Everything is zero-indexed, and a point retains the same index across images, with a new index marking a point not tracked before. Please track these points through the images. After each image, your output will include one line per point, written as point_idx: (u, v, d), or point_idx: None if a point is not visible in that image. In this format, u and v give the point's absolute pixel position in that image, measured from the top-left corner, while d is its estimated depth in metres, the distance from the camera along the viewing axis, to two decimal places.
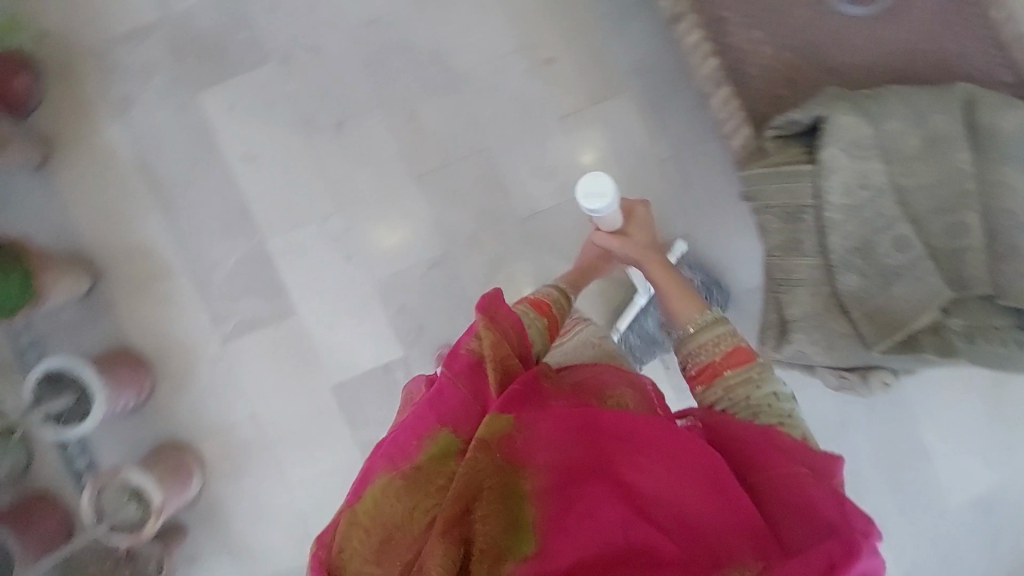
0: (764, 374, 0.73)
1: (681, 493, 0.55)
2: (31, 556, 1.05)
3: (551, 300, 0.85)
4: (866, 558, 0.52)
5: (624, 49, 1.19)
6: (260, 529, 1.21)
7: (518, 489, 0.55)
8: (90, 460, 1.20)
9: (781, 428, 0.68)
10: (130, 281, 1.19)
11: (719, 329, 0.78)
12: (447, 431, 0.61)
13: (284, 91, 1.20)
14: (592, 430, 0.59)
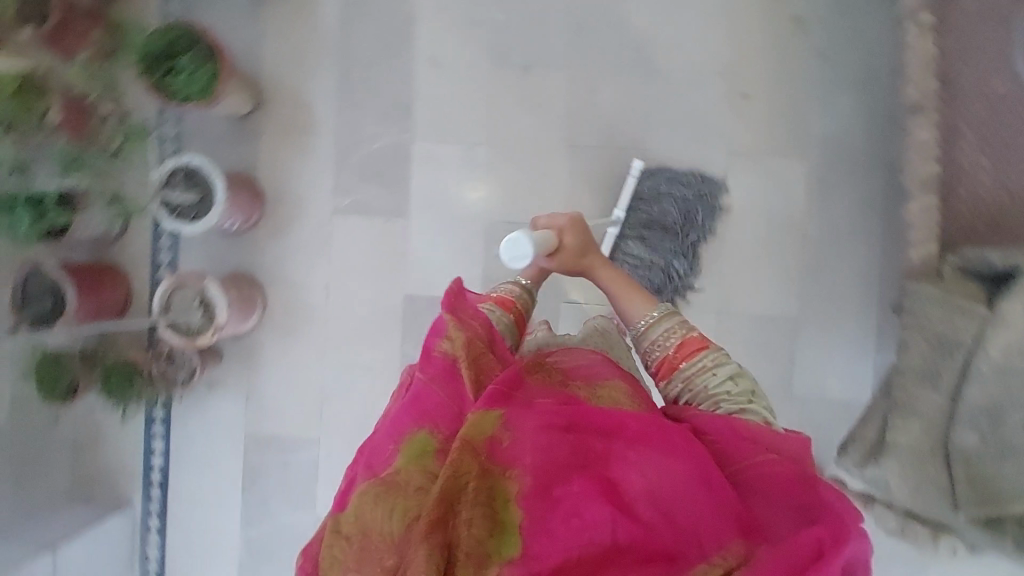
0: (718, 360, 0.77)
1: (671, 486, 0.57)
2: (79, 316, 1.11)
3: (515, 299, 0.88)
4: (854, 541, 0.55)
5: (823, 120, 1.17)
6: (287, 389, 1.26)
7: (501, 492, 0.55)
8: (173, 258, 1.22)
9: (742, 413, 0.72)
10: (282, 120, 1.23)
11: (669, 322, 0.81)
12: (425, 432, 0.61)
13: (492, 15, 1.21)
14: (573, 427, 0.60)
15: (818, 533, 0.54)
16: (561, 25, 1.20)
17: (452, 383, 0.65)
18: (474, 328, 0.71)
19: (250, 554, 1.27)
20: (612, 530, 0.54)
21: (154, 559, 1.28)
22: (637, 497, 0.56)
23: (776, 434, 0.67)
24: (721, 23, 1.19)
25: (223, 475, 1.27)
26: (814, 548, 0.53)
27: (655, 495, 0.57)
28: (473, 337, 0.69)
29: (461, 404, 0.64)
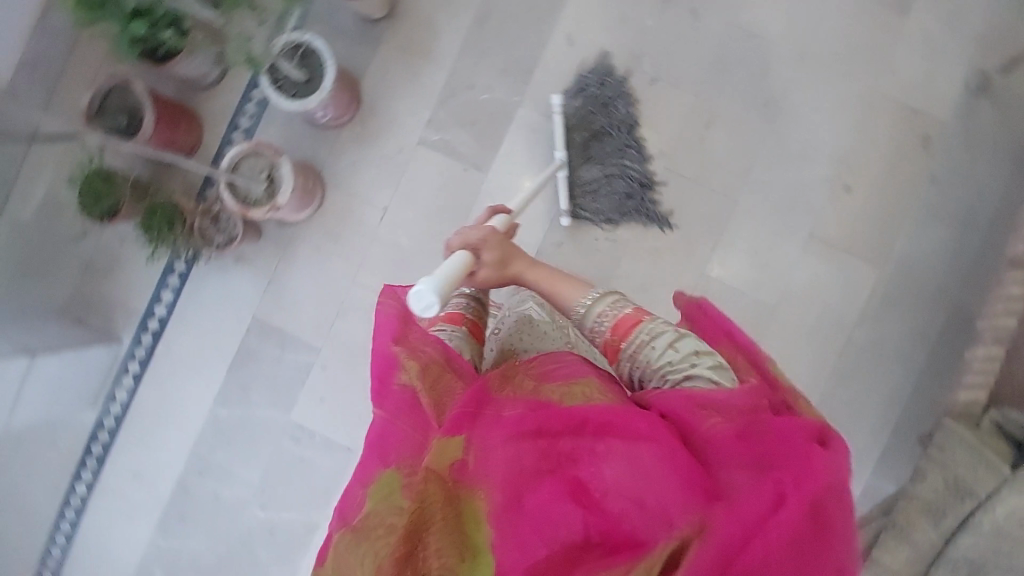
0: (654, 332, 0.74)
1: (638, 479, 0.58)
2: (151, 141, 1.10)
3: (465, 310, 0.89)
4: (826, 486, 0.56)
5: (907, 241, 1.20)
6: (309, 290, 1.25)
7: (470, 514, 0.59)
8: (252, 126, 1.21)
9: (688, 382, 0.68)
10: (405, 37, 1.22)
11: (601, 305, 0.78)
12: (393, 469, 0.65)
13: (644, 17, 1.19)
14: (536, 434, 0.62)
15: (779, 478, 0.56)
16: (704, 54, 1.19)
17: (418, 415, 0.69)
18: (428, 351, 0.74)
19: (212, 432, 1.26)
20: (582, 528, 0.58)
21: (119, 401, 1.26)
22: (606, 492, 0.58)
23: (728, 395, 0.64)
24: (853, 114, 1.19)
25: (217, 347, 1.26)
26: (777, 495, 0.54)
27: (625, 485, 0.58)
28: (428, 363, 0.73)
29: (424, 432, 0.68)
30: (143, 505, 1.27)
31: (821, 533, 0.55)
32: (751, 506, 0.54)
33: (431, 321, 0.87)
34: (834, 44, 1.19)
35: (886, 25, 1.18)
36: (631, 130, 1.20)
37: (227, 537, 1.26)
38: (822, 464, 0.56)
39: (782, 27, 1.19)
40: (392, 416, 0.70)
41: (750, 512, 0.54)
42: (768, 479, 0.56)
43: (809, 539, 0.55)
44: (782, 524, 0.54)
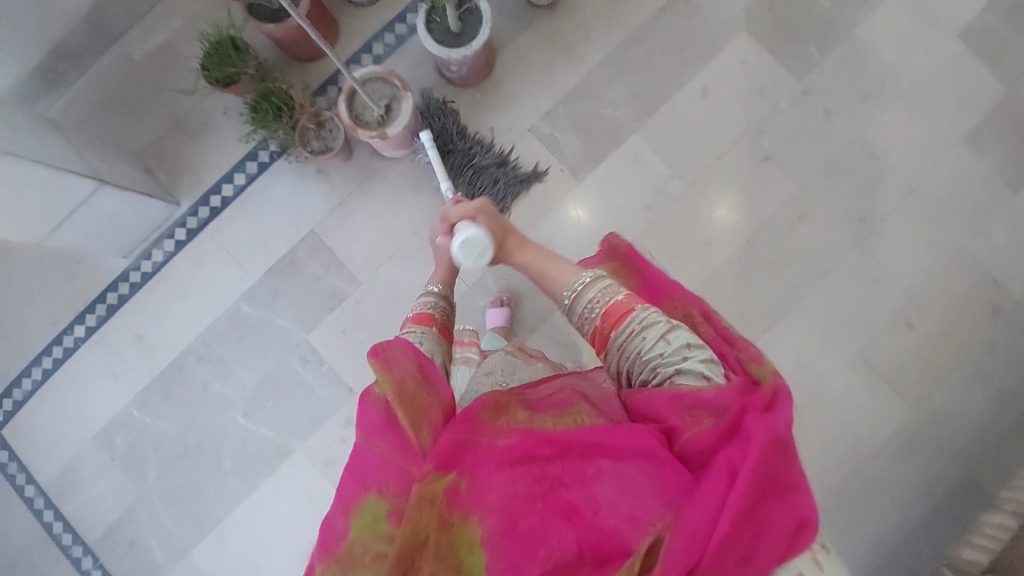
0: (647, 322, 0.69)
1: (627, 498, 0.58)
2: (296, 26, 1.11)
3: (434, 310, 0.83)
4: (787, 470, 0.57)
5: (947, 395, 1.21)
6: (371, 224, 1.24)
7: (464, 538, 0.58)
8: (383, 56, 1.22)
9: (674, 377, 0.65)
10: (555, 30, 1.23)
11: (592, 290, 0.74)
12: (374, 495, 0.60)
13: (779, 100, 1.23)
14: (523, 454, 0.61)
15: (726, 456, 0.57)
16: (822, 154, 1.22)
17: (395, 434, 0.62)
18: (402, 365, 0.67)
19: (227, 323, 1.24)
20: (577, 545, 0.58)
21: (154, 261, 1.25)
22: (597, 510, 0.59)
23: (709, 391, 0.61)
24: (938, 261, 1.22)
25: (264, 245, 1.24)
26: (727, 471, 0.56)
27: (617, 504, 0.59)
28: (404, 377, 0.66)
29: (405, 453, 0.61)
30: (133, 369, 1.25)
31: (784, 501, 0.56)
32: (712, 493, 0.55)
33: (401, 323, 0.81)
34: (942, 191, 1.22)
35: (995, 193, 1.22)
36: (466, 133, 1.21)
37: (200, 429, 1.23)
38: (757, 429, 0.57)
39: (901, 157, 1.22)
40: (366, 443, 0.63)
41: (710, 499, 0.55)
42: (719, 460, 0.57)
43: (772, 509, 0.55)
44: (744, 501, 0.54)
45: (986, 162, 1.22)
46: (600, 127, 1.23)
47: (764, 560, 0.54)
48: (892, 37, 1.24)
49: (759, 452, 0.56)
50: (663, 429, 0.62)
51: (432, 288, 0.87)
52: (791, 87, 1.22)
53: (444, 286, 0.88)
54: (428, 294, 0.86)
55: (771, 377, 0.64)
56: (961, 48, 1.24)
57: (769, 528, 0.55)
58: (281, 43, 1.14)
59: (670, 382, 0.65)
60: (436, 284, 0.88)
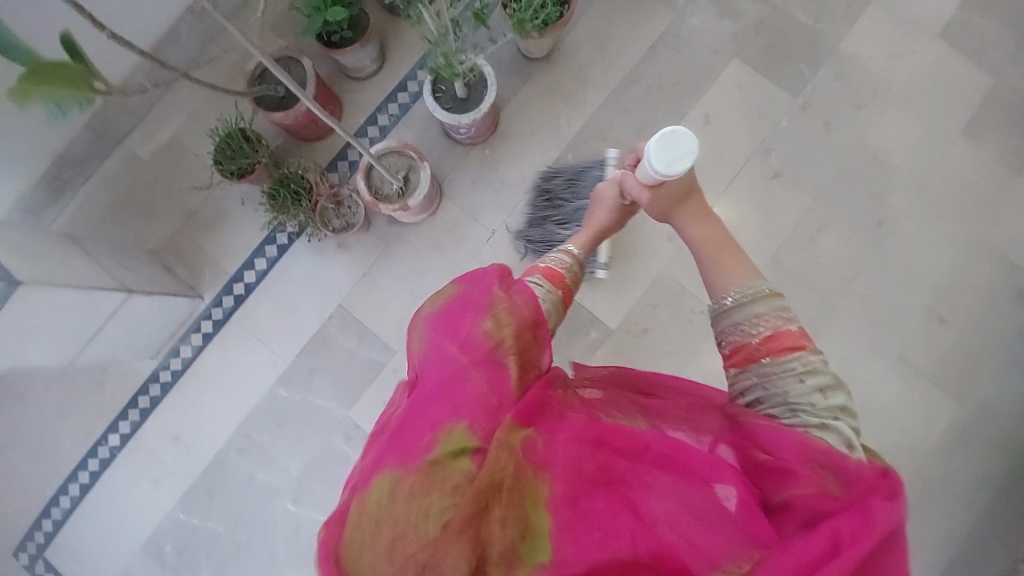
0: (811, 366, 0.64)
1: (704, 521, 0.53)
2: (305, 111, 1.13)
3: (563, 270, 0.78)
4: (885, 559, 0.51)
5: (990, 383, 1.22)
6: (398, 292, 1.22)
7: (534, 495, 0.51)
8: (389, 126, 1.24)
9: (816, 431, 0.59)
10: (555, 79, 1.26)
11: (763, 306, 0.69)
12: (463, 426, 0.54)
13: (780, 118, 1.26)
14: (605, 438, 0.57)
15: (835, 523, 0.50)
16: (829, 164, 1.25)
17: (494, 372, 0.58)
18: (522, 309, 0.63)
19: (264, 411, 1.22)
20: (632, 546, 0.51)
21: (182, 357, 1.24)
22: (658, 520, 0.53)
23: (848, 459, 0.56)
24: (957, 254, 1.24)
25: (292, 326, 1.23)
26: (832, 537, 0.49)
27: (682, 522, 0.53)
28: (522, 327, 0.62)
29: (500, 397, 0.56)
30: (176, 470, 1.24)
31: None
32: (806, 551, 0.49)
33: (527, 270, 0.75)
34: (950, 185, 1.25)
35: (1001, 181, 1.25)
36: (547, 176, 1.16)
37: (249, 524, 1.21)
38: (882, 514, 0.50)
39: (906, 158, 1.26)
40: (465, 371, 0.57)
41: (805, 554, 0.49)
42: (823, 524, 0.51)
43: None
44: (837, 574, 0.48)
45: (988, 151, 1.26)
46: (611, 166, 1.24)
47: None
48: (878, 46, 1.28)
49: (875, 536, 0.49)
50: (774, 467, 0.57)
51: (568, 250, 0.82)
52: (789, 106, 1.26)
53: (581, 249, 0.84)
54: (563, 255, 0.80)
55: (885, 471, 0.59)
56: (945, 47, 1.29)
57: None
58: (291, 128, 1.15)
59: (806, 431, 0.59)
60: (575, 246, 0.84)
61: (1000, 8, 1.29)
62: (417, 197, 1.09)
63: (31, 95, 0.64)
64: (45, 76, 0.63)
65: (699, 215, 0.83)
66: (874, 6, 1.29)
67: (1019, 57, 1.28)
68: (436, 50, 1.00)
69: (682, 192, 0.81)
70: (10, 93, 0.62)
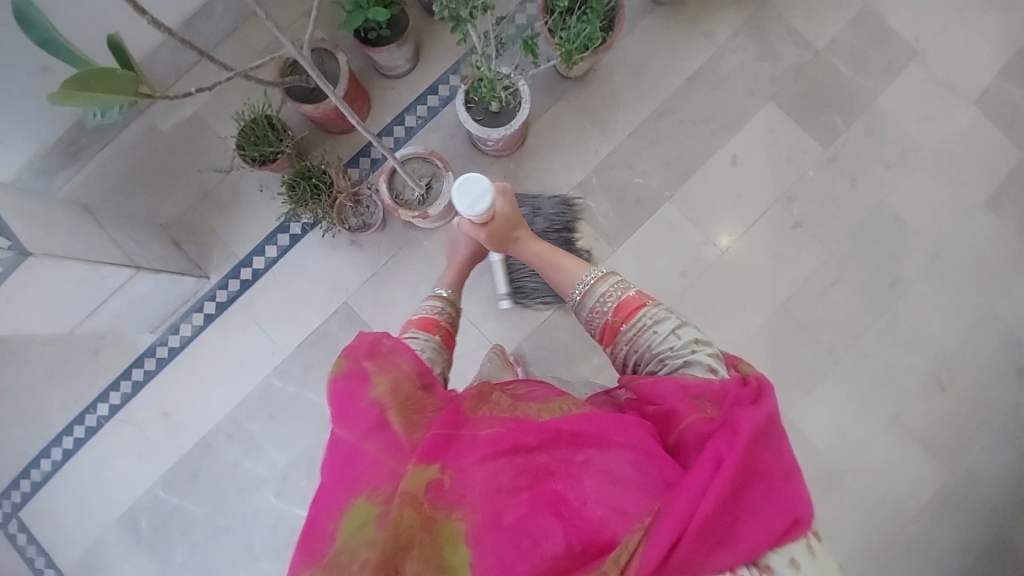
0: (659, 316, 0.71)
1: (620, 493, 0.54)
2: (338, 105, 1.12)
3: (439, 316, 0.80)
4: (766, 454, 0.55)
5: (980, 454, 1.22)
6: (405, 296, 1.21)
7: (448, 535, 0.54)
8: (416, 128, 1.23)
9: (683, 372, 0.65)
10: (587, 101, 1.25)
11: (605, 284, 0.75)
12: (363, 500, 0.56)
13: (807, 168, 1.25)
14: (506, 446, 0.56)
15: (714, 446, 0.53)
16: (851, 220, 1.25)
17: (387, 435, 0.59)
18: (399, 368, 0.63)
19: (257, 399, 1.21)
20: (565, 540, 0.53)
21: (181, 335, 1.23)
22: (585, 501, 0.54)
23: (711, 381, 0.61)
24: (965, 324, 1.24)
25: (296, 318, 1.21)
26: (714, 460, 0.52)
27: (603, 494, 0.54)
28: (400, 381, 0.62)
29: (398, 455, 0.58)
30: (162, 447, 1.23)
31: (767, 487, 0.53)
32: (696, 481, 0.52)
33: (402, 328, 0.78)
34: (966, 255, 1.25)
35: (1018, 256, 1.25)
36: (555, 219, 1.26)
37: (229, 511, 1.21)
38: (745, 419, 0.55)
39: (928, 222, 1.25)
40: (358, 445, 0.60)
41: (697, 484, 0.51)
42: (706, 449, 0.54)
43: (755, 498, 0.53)
44: (724, 491, 0.51)
45: (1008, 224, 1.26)
46: (634, 195, 1.24)
47: (744, 536, 0.51)
48: (914, 107, 1.27)
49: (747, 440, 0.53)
50: (662, 414, 0.61)
51: (438, 293, 0.85)
52: (818, 156, 1.25)
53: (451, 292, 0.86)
54: (435, 300, 0.82)
55: (755, 372, 0.65)
56: (978, 114, 1.28)
57: (747, 518, 0.52)
58: (319, 121, 1.14)
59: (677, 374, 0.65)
60: (444, 288, 0.86)
61: None
62: (439, 204, 1.09)
63: (75, 100, 0.57)
64: (91, 81, 0.57)
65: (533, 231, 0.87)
66: (915, 65, 1.28)
67: None
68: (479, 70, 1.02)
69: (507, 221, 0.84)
70: (49, 97, 0.54)
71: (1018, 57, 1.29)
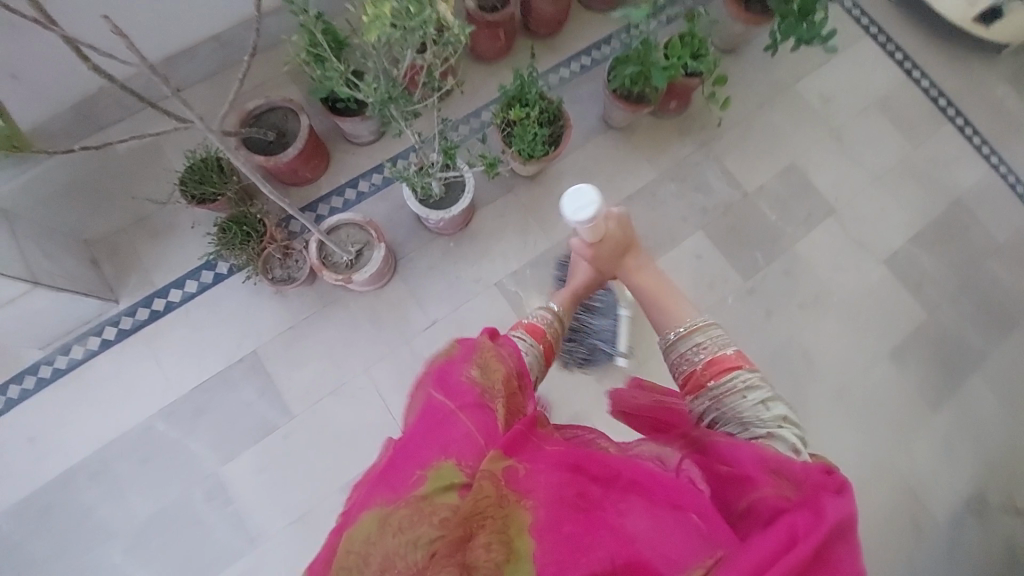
0: (751, 383, 0.66)
1: (685, 539, 0.47)
2: (289, 163, 1.16)
3: (546, 326, 0.81)
4: (846, 553, 0.45)
5: None
6: (319, 354, 1.19)
7: (514, 522, 0.48)
8: (367, 194, 1.28)
9: (770, 440, 0.60)
10: (535, 199, 1.33)
11: (703, 334, 0.73)
12: (450, 463, 0.51)
13: (727, 295, 1.33)
14: (585, 463, 0.53)
15: (790, 519, 0.45)
16: (762, 351, 1.31)
17: (483, 415, 0.56)
18: (509, 359, 0.65)
19: (133, 440, 1.13)
20: (613, 564, 0.46)
21: (71, 356, 1.16)
22: (641, 536, 0.48)
23: (795, 461, 0.53)
24: (862, 471, 1.27)
25: (199, 359, 1.17)
26: (787, 535, 0.44)
27: (661, 537, 0.48)
28: (509, 374, 0.63)
29: (487, 437, 0.55)
30: (14, 476, 1.11)
31: None
32: (762, 548, 0.44)
33: (512, 325, 0.79)
34: (867, 402, 1.31)
35: (914, 411, 1.31)
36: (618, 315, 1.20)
37: (66, 561, 1.08)
38: (831, 508, 0.45)
39: (832, 366, 1.32)
40: (453, 412, 0.56)
41: (760, 552, 0.43)
42: (780, 520, 0.46)
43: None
44: (797, 572, 0.42)
45: (906, 379, 1.33)
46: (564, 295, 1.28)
47: None
48: (829, 258, 1.38)
49: (831, 528, 0.44)
50: (735, 476, 0.53)
51: (547, 307, 0.85)
52: (738, 285, 1.33)
53: (561, 310, 0.87)
54: (546, 311, 0.83)
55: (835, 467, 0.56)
56: (887, 273, 1.39)
57: None
58: (269, 173, 1.18)
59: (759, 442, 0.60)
60: (554, 305, 0.87)
61: (941, 252, 1.42)
62: (362, 271, 1.10)
63: None
64: None
65: (638, 259, 0.89)
66: (833, 220, 1.41)
67: (952, 301, 1.39)
68: (408, 176, 1.09)
69: (618, 244, 0.87)
70: None
71: (926, 229, 1.43)
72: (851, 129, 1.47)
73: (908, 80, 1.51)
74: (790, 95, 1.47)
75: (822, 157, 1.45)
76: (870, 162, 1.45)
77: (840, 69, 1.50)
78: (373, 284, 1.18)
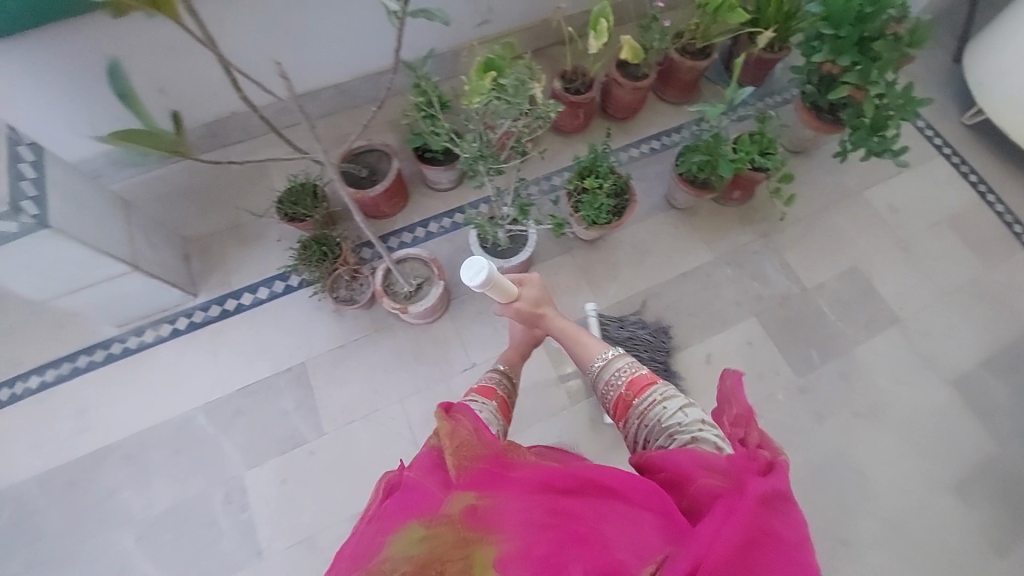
0: (668, 394, 0.73)
1: (643, 540, 0.53)
2: (374, 198, 1.28)
3: (496, 386, 0.87)
4: (776, 517, 0.52)
5: None
6: (360, 377, 1.22)
7: (481, 559, 0.50)
8: (435, 234, 1.37)
9: (692, 442, 0.65)
10: (590, 263, 1.37)
11: (619, 361, 0.82)
12: (413, 522, 0.53)
13: (776, 389, 1.28)
14: (550, 482, 0.56)
15: (724, 502, 0.52)
16: (809, 455, 1.23)
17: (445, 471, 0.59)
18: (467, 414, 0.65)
19: (173, 429, 1.17)
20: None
21: (141, 339, 1.25)
22: (609, 545, 0.52)
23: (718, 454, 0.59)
24: None
25: (251, 361, 1.23)
26: (723, 513, 0.51)
27: (626, 543, 0.53)
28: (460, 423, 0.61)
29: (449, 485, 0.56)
30: (58, 442, 1.17)
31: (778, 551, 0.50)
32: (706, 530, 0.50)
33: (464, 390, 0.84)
34: (926, 535, 1.18)
35: (984, 557, 1.16)
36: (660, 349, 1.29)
37: (79, 537, 1.09)
38: (755, 484, 0.52)
39: (888, 486, 1.21)
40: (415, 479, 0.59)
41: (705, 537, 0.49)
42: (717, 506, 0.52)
43: (771, 566, 0.49)
44: (737, 544, 0.49)
45: (975, 518, 1.20)
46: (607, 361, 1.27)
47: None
48: (889, 368, 1.32)
49: (756, 501, 0.51)
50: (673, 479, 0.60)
51: (496, 369, 0.92)
52: (789, 381, 1.29)
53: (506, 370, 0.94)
54: (493, 372, 0.90)
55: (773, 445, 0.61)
56: (953, 394, 1.30)
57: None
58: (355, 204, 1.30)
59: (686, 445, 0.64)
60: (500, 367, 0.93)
61: (1018, 382, 1.32)
62: (419, 304, 1.16)
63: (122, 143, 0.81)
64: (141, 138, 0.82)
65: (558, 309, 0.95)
66: (895, 330, 1.36)
67: None
68: (478, 223, 1.17)
69: (534, 302, 0.91)
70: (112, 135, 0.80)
71: (998, 355, 1.35)
72: (918, 242, 1.46)
73: (982, 203, 1.51)
74: (857, 201, 1.49)
75: (886, 265, 1.43)
76: (939, 278, 1.42)
77: (909, 183, 1.52)
78: (426, 318, 1.23)
